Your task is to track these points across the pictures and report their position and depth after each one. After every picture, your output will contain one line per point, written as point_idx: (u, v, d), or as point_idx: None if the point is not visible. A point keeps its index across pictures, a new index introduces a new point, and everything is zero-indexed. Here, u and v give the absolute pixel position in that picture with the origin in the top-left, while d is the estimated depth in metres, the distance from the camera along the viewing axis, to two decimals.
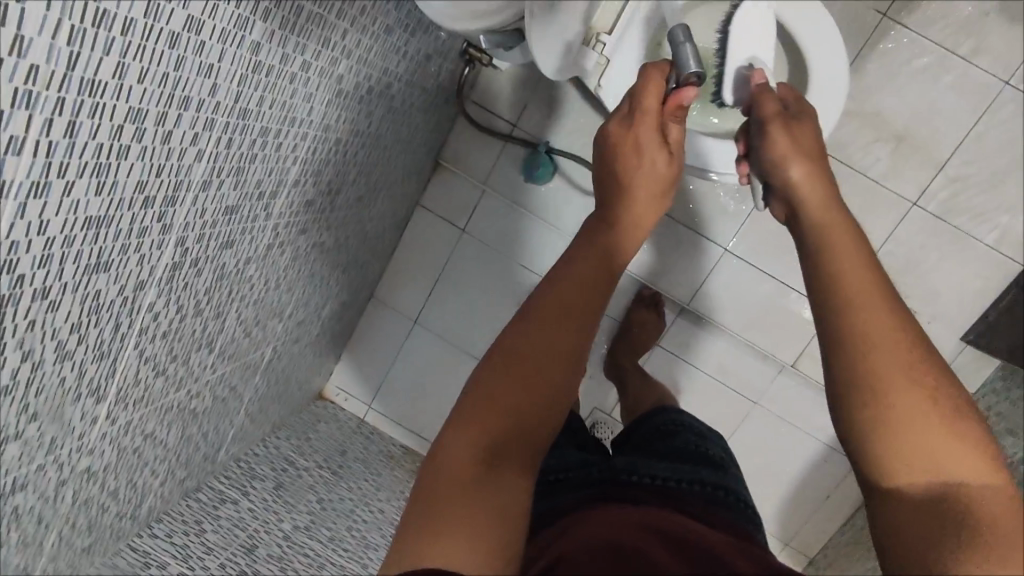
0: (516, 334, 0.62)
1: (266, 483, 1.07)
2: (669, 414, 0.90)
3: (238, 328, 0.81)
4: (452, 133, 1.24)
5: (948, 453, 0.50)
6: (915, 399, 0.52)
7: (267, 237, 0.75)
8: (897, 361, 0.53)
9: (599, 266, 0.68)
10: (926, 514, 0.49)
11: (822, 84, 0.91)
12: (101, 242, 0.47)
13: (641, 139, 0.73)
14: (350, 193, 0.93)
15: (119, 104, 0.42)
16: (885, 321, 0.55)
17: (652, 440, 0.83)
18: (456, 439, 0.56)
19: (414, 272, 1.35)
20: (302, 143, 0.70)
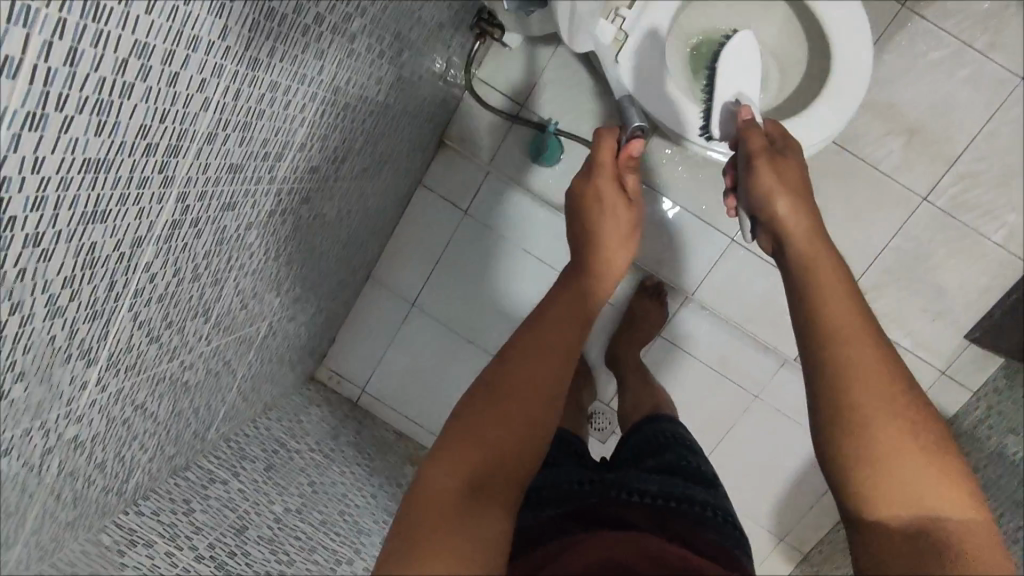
0: (500, 370, 0.68)
1: (256, 464, 1.04)
2: (659, 425, 0.88)
3: (234, 300, 0.77)
4: (457, 111, 1.21)
5: (928, 486, 0.53)
6: (890, 436, 0.54)
7: (270, 203, 0.71)
8: (876, 400, 0.56)
9: (577, 307, 0.77)
10: (908, 545, 0.52)
11: (849, 68, 0.89)
12: (100, 188, 0.44)
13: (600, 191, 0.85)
14: (355, 164, 0.89)
15: (124, 34, 0.39)
16: (868, 358, 0.57)
17: (644, 453, 0.80)
18: (442, 465, 0.60)
19: (414, 253, 1.31)
20: (310, 104, 0.67)
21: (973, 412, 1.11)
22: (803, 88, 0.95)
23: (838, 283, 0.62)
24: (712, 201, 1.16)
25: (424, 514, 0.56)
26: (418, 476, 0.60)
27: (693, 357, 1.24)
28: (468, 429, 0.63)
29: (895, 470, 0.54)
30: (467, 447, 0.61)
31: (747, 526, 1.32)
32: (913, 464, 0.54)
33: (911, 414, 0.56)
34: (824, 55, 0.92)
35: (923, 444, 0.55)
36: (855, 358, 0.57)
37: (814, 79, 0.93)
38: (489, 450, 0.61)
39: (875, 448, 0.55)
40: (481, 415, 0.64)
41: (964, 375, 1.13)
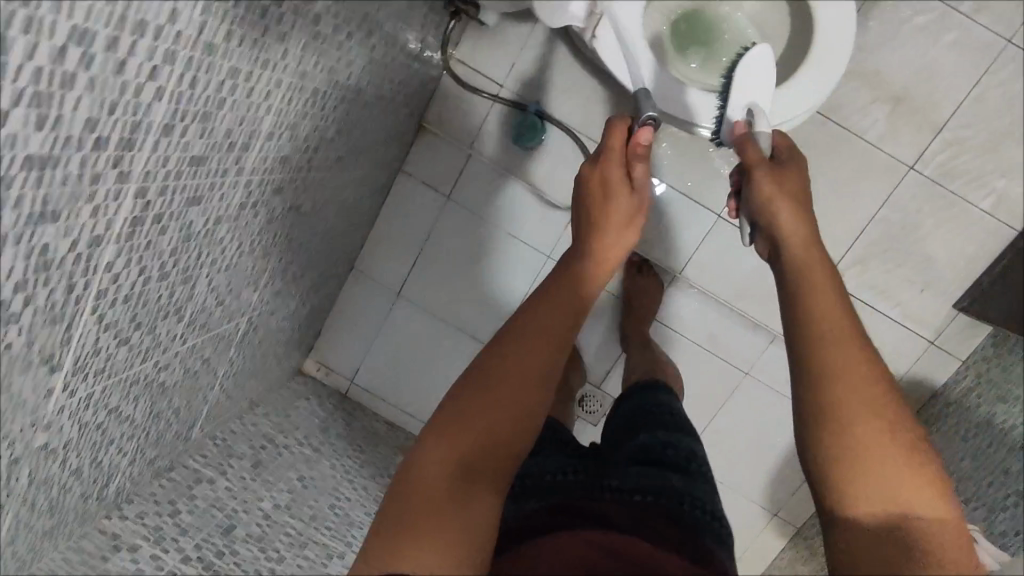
0: (494, 357, 0.66)
1: (244, 461, 1.02)
2: (652, 399, 0.85)
3: (208, 297, 0.75)
4: (437, 93, 1.17)
5: (901, 486, 0.56)
6: (871, 440, 0.57)
7: (239, 195, 0.69)
8: (861, 400, 0.58)
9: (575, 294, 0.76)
10: (880, 542, 0.55)
11: (834, 34, 0.86)
12: (47, 187, 0.42)
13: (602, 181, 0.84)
14: (329, 151, 0.86)
15: (59, 19, 0.36)
16: (855, 362, 0.59)
17: (635, 431, 0.78)
18: (430, 454, 0.60)
19: (397, 242, 1.29)
20: (275, 91, 0.64)
21: (962, 381, 1.11)
22: (788, 57, 0.92)
23: (829, 289, 0.63)
24: (699, 178, 1.13)
25: (409, 502, 0.57)
26: (407, 463, 0.61)
27: (683, 336, 1.23)
28: (459, 418, 0.62)
29: (872, 469, 0.57)
30: (459, 435, 0.61)
31: (741, 502, 1.32)
32: (892, 466, 0.57)
33: (892, 420, 0.58)
34: (807, 22, 0.90)
35: (902, 447, 0.58)
36: (840, 361, 0.60)
37: (797, 48, 0.91)
38: (478, 439, 0.61)
39: (856, 449, 0.57)
40: (473, 408, 0.63)
41: (953, 345, 1.13)
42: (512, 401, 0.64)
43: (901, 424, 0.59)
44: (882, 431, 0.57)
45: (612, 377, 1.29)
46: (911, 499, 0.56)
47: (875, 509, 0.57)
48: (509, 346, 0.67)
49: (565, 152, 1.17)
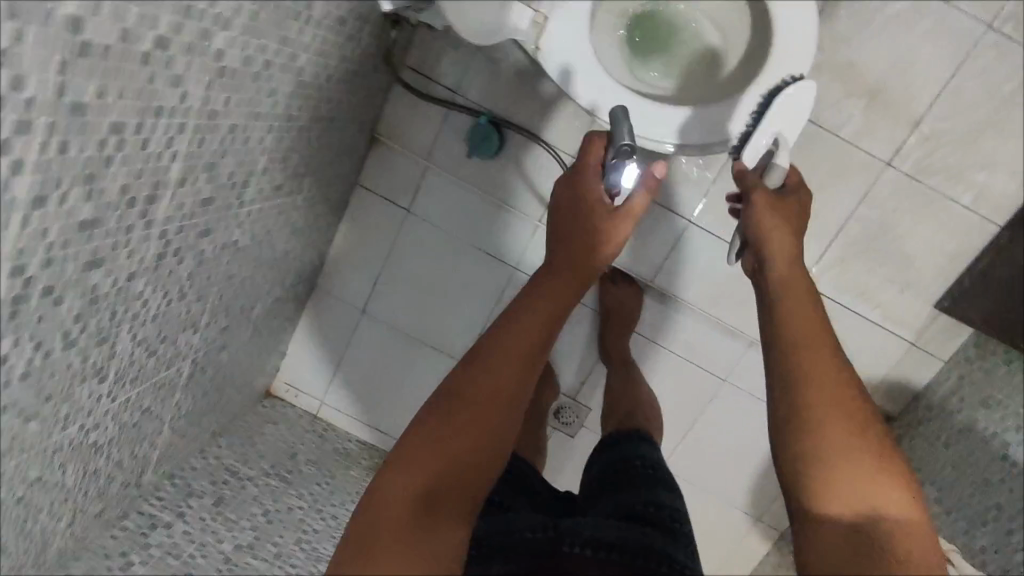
0: (473, 381, 0.72)
1: (203, 500, 1.00)
2: (634, 448, 0.86)
3: (134, 351, 0.70)
4: (389, 103, 1.10)
5: (872, 486, 0.59)
6: (841, 440, 0.61)
7: (155, 246, 0.63)
8: (830, 400, 0.62)
9: (546, 316, 0.77)
10: (850, 540, 0.56)
11: (793, 30, 0.79)
12: None
13: (577, 194, 0.82)
14: (263, 183, 0.80)
15: None
16: (825, 366, 0.65)
17: (615, 487, 0.79)
18: (403, 475, 0.65)
19: (359, 258, 1.24)
20: (180, 137, 0.58)
21: (944, 383, 1.07)
22: (748, 55, 0.86)
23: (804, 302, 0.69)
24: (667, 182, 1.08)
25: (374, 520, 0.62)
26: (378, 479, 0.66)
27: (659, 345, 1.20)
28: (435, 440, 0.68)
29: (846, 466, 0.59)
30: (419, 459, 0.66)
31: (724, 508, 1.30)
32: (864, 466, 0.59)
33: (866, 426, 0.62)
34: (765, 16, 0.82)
35: (873, 449, 0.61)
36: (808, 364, 0.65)
37: (758, 48, 0.84)
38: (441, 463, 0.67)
39: (824, 448, 0.61)
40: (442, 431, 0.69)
41: (936, 345, 1.09)
42: (478, 418, 0.70)
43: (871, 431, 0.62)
44: (849, 431, 0.61)
45: (588, 387, 1.25)
46: (883, 499, 0.58)
47: (846, 506, 0.58)
48: (484, 364, 0.73)
49: (526, 160, 1.11)
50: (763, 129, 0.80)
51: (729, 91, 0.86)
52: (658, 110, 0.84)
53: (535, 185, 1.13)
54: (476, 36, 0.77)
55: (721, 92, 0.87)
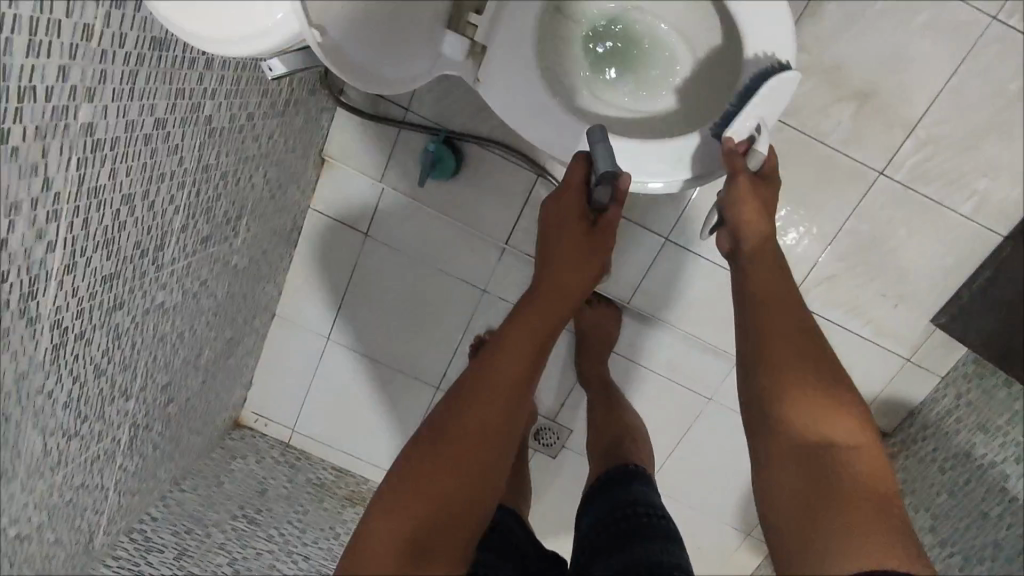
0: (455, 414, 0.66)
1: (165, 554, 0.95)
2: (629, 496, 0.73)
3: (47, 442, 0.63)
4: (336, 123, 1.02)
5: (826, 418, 0.62)
6: (801, 387, 0.64)
7: (51, 337, 0.56)
8: (788, 350, 0.66)
9: (536, 337, 0.70)
10: (812, 477, 0.59)
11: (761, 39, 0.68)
12: None
13: (560, 214, 0.75)
14: (184, 238, 0.74)
15: None
16: (782, 322, 0.68)
17: (606, 548, 0.67)
18: (383, 523, 0.61)
19: (320, 285, 1.17)
20: (54, 224, 0.50)
21: (940, 401, 1.01)
22: (719, 71, 0.74)
23: (766, 257, 0.72)
24: (637, 200, 0.99)
25: (365, 558, 0.60)
26: (361, 529, 0.62)
27: (639, 365, 1.13)
28: (416, 480, 0.63)
29: (806, 406, 0.63)
30: (410, 495, 0.63)
31: (712, 524, 1.26)
32: (818, 403, 0.63)
33: (825, 374, 0.65)
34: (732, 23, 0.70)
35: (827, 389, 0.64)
36: (768, 319, 0.69)
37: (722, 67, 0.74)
38: (433, 500, 0.63)
39: (782, 389, 0.64)
40: (434, 465, 0.64)
41: (931, 362, 1.01)
42: (470, 450, 0.65)
43: (827, 375, 0.65)
44: (809, 376, 0.64)
45: (567, 409, 1.19)
46: (833, 429, 0.62)
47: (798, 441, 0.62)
48: (465, 398, 0.67)
49: (489, 177, 1.03)
50: (745, 116, 0.69)
51: (701, 117, 0.76)
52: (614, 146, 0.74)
53: (498, 205, 1.05)
54: (398, 86, 0.67)
55: (692, 119, 0.76)
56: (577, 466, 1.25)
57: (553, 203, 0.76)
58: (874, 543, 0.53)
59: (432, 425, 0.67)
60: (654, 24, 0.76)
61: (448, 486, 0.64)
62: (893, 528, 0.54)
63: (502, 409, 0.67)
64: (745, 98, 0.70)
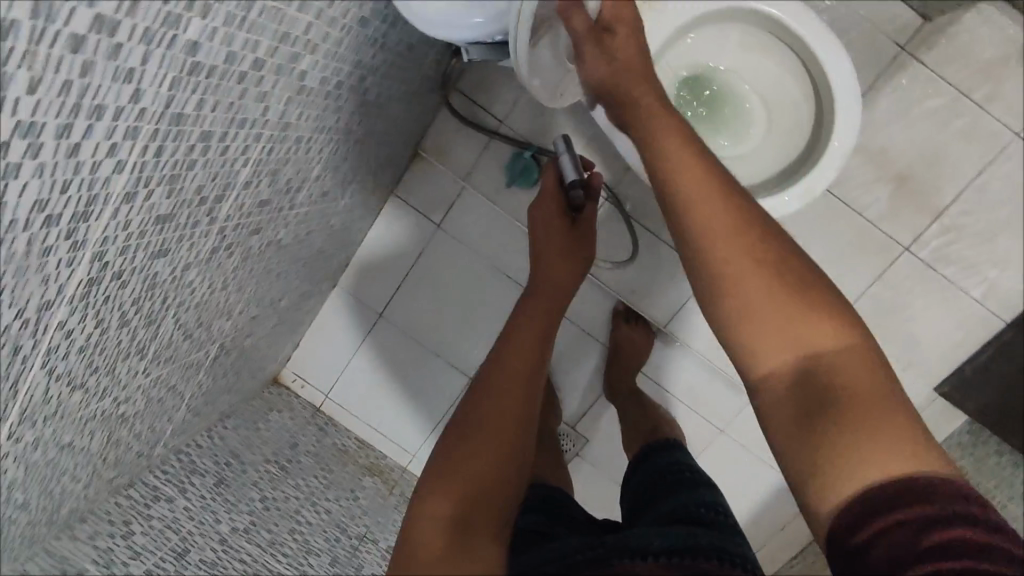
0: (475, 410, 0.75)
1: (206, 479, 1.02)
2: (674, 457, 0.84)
3: (173, 331, 0.73)
4: (435, 122, 1.16)
5: (798, 330, 0.54)
6: (769, 297, 0.55)
7: (211, 242, 0.67)
8: (736, 249, 0.57)
9: (541, 338, 0.87)
10: (803, 404, 0.53)
11: (849, 114, 0.79)
12: (14, 277, 0.41)
13: (548, 219, 0.91)
14: (314, 188, 0.85)
15: (18, 117, 0.34)
16: (710, 192, 0.59)
17: (660, 492, 0.77)
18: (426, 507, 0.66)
19: (386, 265, 1.29)
20: (254, 144, 0.62)
21: None
22: (796, 150, 0.87)
23: (670, 122, 0.64)
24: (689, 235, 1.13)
25: (416, 540, 0.63)
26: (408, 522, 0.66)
27: (664, 389, 1.23)
28: (453, 467, 0.69)
29: (761, 315, 0.55)
30: (443, 484, 0.68)
31: None
32: (779, 305, 0.55)
33: (774, 255, 0.57)
34: (821, 110, 0.84)
35: (793, 288, 0.55)
36: (702, 198, 0.59)
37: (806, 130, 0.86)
38: (469, 483, 0.68)
39: (743, 304, 0.56)
40: (465, 448, 0.71)
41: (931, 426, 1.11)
42: (494, 433, 0.73)
43: (801, 281, 0.56)
44: (764, 278, 0.56)
45: (588, 418, 1.28)
46: (806, 331, 0.54)
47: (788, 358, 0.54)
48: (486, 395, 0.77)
49: None
50: None
51: (768, 187, 0.86)
52: None
53: None
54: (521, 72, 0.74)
55: (759, 187, 0.87)
56: (587, 476, 1.32)
57: (540, 213, 0.92)
58: (899, 462, 0.48)
59: (458, 423, 0.74)
60: (750, 94, 0.90)
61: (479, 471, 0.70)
62: (904, 439, 0.49)
63: (514, 397, 0.77)
64: (820, 151, 0.82)
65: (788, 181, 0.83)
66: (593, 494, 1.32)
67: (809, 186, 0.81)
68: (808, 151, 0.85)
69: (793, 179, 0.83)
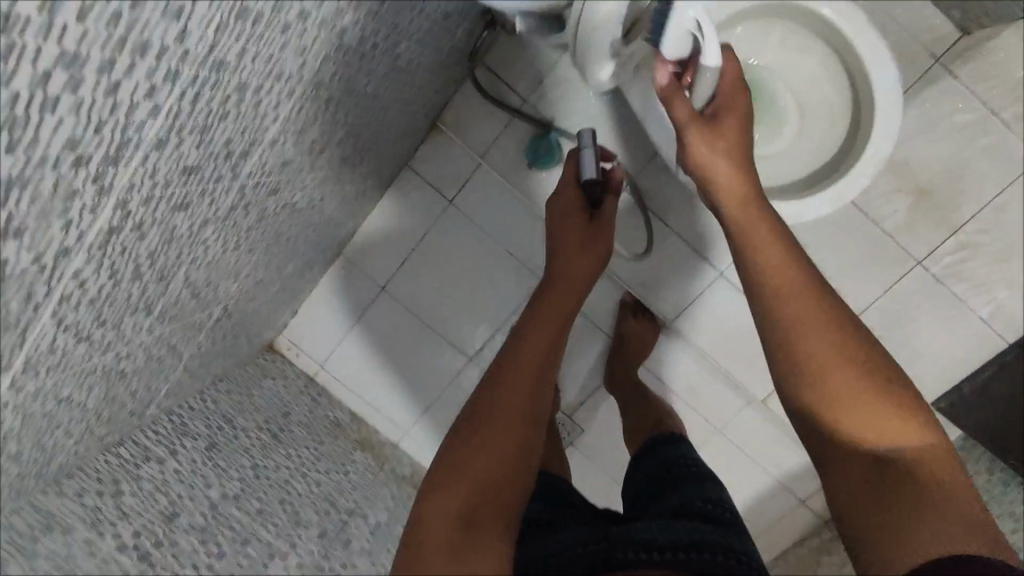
0: (485, 402, 0.67)
1: (198, 442, 0.99)
2: (679, 452, 0.83)
3: (180, 288, 0.70)
4: (458, 96, 1.15)
5: (878, 421, 0.64)
6: (849, 386, 0.65)
7: (231, 199, 0.65)
8: (828, 350, 0.67)
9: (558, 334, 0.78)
10: (883, 488, 0.61)
11: (889, 122, 0.79)
12: (40, 220, 0.38)
13: (565, 212, 0.87)
14: (334, 153, 0.82)
15: (63, 44, 0.31)
16: (802, 290, 0.71)
17: (664, 488, 0.76)
18: (433, 509, 0.58)
19: (392, 237, 1.26)
20: (287, 101, 0.60)
21: None
22: (830, 154, 0.86)
23: (763, 223, 0.76)
24: (703, 230, 1.13)
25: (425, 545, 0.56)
26: (412, 525, 0.59)
27: (664, 383, 1.23)
28: (461, 465, 0.62)
29: (847, 405, 0.65)
30: (446, 487, 0.60)
31: None
32: (864, 404, 0.65)
33: (865, 354, 0.67)
34: (860, 115, 0.83)
35: (878, 385, 0.65)
36: (797, 309, 0.70)
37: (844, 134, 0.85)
38: (473, 486, 0.61)
39: (835, 400, 0.66)
40: (471, 447, 0.63)
41: None
42: (503, 429, 0.65)
43: (884, 380, 0.66)
44: (849, 374, 0.66)
45: (585, 408, 1.28)
46: (883, 429, 0.63)
47: (856, 431, 0.64)
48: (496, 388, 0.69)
49: None
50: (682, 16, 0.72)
51: (802, 190, 0.86)
52: None
53: None
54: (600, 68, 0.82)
55: (793, 189, 0.86)
56: (579, 465, 1.32)
57: (558, 203, 0.88)
58: (952, 531, 0.55)
59: (463, 419, 0.66)
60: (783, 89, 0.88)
61: (486, 467, 0.62)
62: (969, 527, 0.55)
63: (525, 394, 0.68)
64: (858, 157, 0.81)
65: (822, 185, 0.83)
66: (583, 482, 1.33)
67: (842, 191, 0.81)
68: (842, 156, 0.84)
69: (830, 181, 0.83)
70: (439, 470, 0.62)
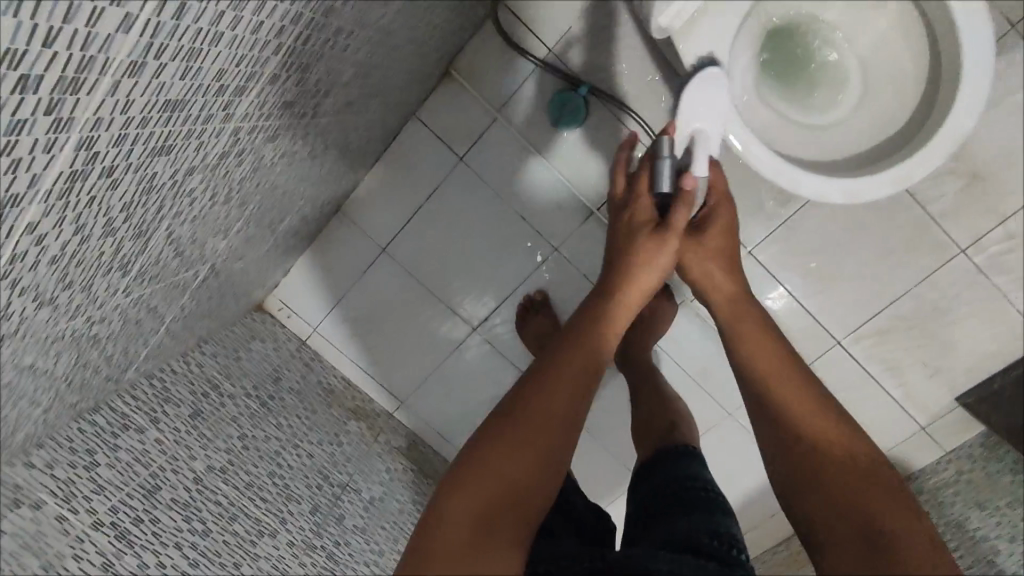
0: (521, 398, 0.60)
1: (181, 410, 0.91)
2: (689, 469, 0.76)
3: (162, 247, 0.61)
4: (474, 40, 1.04)
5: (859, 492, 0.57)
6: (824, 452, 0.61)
7: (221, 144, 0.55)
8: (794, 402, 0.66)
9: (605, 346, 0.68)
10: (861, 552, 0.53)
11: (971, 98, 0.73)
12: None
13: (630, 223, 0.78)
14: (338, 97, 0.72)
15: None
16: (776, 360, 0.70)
17: (667, 511, 0.69)
18: (452, 514, 0.52)
19: (394, 195, 1.17)
20: (290, 28, 0.50)
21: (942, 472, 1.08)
22: (897, 128, 0.81)
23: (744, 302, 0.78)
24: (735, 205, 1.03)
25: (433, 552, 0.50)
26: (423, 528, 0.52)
27: (677, 364, 1.17)
28: (485, 465, 0.55)
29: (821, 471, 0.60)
30: (468, 486, 0.53)
31: None
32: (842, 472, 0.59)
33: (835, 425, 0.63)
34: (937, 87, 0.77)
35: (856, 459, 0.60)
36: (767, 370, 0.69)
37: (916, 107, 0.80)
38: (497, 486, 0.54)
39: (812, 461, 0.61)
40: (498, 445, 0.56)
41: (942, 435, 1.10)
42: (537, 433, 0.57)
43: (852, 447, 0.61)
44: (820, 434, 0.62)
45: None
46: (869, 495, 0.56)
47: (839, 523, 0.56)
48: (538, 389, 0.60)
49: (601, 138, 1.06)
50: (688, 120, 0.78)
51: (862, 167, 0.82)
52: (790, 137, 0.84)
53: (603, 168, 1.08)
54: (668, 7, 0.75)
55: (852, 167, 0.82)
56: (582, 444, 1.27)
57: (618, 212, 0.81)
58: None
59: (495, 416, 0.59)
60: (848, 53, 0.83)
61: (510, 472, 0.55)
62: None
63: (563, 397, 0.60)
64: (931, 134, 0.76)
65: (887, 162, 0.79)
66: (583, 460, 1.28)
67: (910, 170, 0.76)
68: (914, 131, 0.79)
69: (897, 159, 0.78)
70: (462, 471, 0.55)
